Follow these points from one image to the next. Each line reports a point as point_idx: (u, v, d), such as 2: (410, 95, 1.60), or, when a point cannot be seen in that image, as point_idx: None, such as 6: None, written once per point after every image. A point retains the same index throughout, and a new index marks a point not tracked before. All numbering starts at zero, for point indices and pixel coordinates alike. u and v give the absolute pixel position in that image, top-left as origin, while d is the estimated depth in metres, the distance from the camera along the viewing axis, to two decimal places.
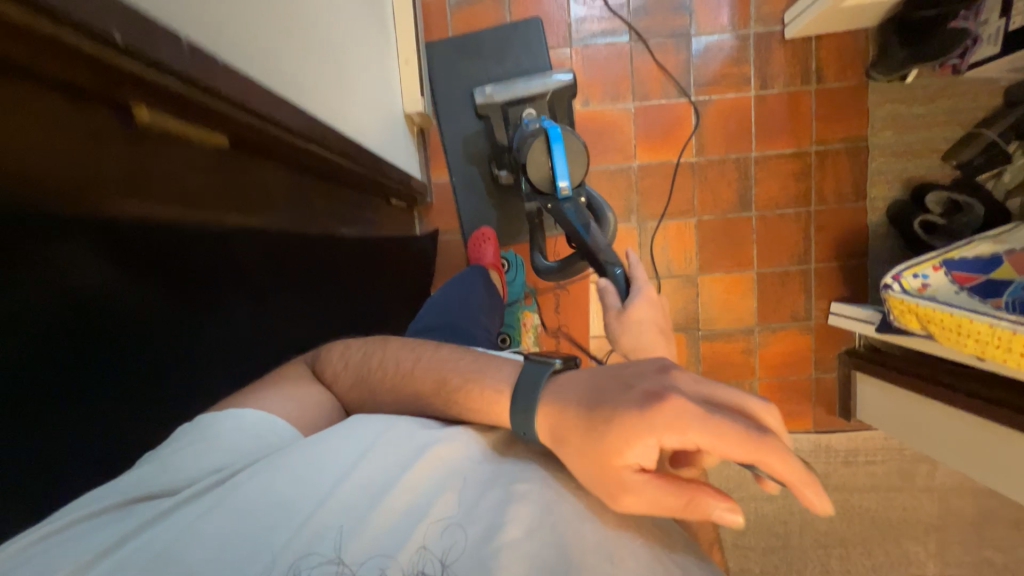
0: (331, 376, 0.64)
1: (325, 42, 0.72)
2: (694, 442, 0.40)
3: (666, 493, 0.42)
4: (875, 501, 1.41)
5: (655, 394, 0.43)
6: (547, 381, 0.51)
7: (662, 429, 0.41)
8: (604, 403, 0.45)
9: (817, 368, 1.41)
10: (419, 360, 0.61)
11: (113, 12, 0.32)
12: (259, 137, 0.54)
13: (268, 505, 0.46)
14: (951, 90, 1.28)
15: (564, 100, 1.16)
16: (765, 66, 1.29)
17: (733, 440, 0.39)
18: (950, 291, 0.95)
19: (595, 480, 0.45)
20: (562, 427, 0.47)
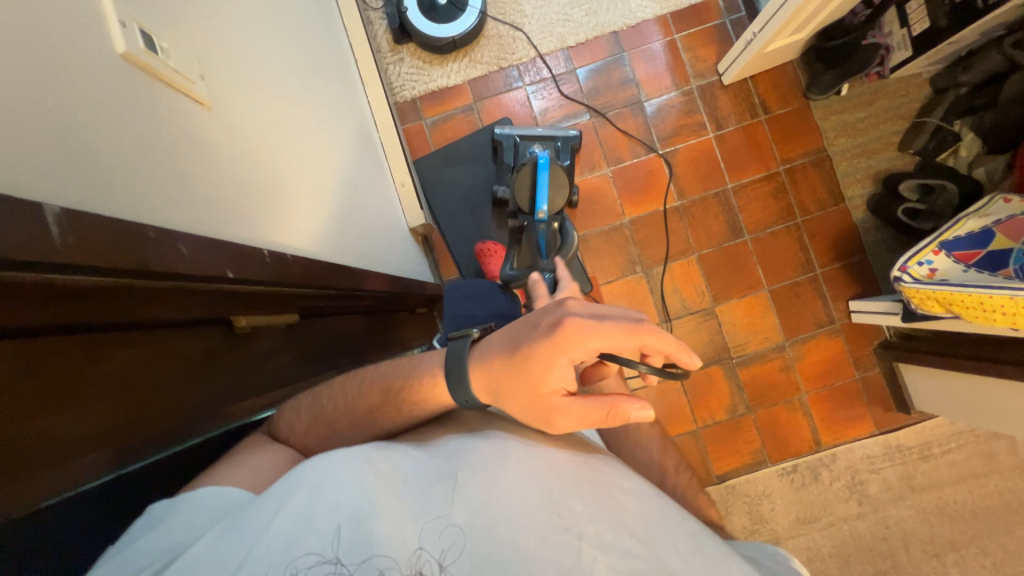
0: (288, 431, 0.52)
1: (325, 197, 0.80)
2: (594, 348, 0.47)
3: (592, 407, 0.49)
4: (969, 492, 1.33)
5: (556, 323, 0.48)
6: (471, 354, 0.53)
7: (572, 346, 0.47)
8: (519, 346, 0.49)
9: (859, 368, 1.40)
10: (364, 379, 0.55)
11: (223, 256, 0.38)
12: (319, 303, 0.59)
13: (212, 569, 0.39)
14: (883, 91, 1.42)
15: (569, 146, 1.31)
16: (715, 110, 1.43)
17: (632, 339, 0.47)
18: (960, 271, 0.99)
19: (529, 413, 0.51)
20: (495, 380, 0.51)
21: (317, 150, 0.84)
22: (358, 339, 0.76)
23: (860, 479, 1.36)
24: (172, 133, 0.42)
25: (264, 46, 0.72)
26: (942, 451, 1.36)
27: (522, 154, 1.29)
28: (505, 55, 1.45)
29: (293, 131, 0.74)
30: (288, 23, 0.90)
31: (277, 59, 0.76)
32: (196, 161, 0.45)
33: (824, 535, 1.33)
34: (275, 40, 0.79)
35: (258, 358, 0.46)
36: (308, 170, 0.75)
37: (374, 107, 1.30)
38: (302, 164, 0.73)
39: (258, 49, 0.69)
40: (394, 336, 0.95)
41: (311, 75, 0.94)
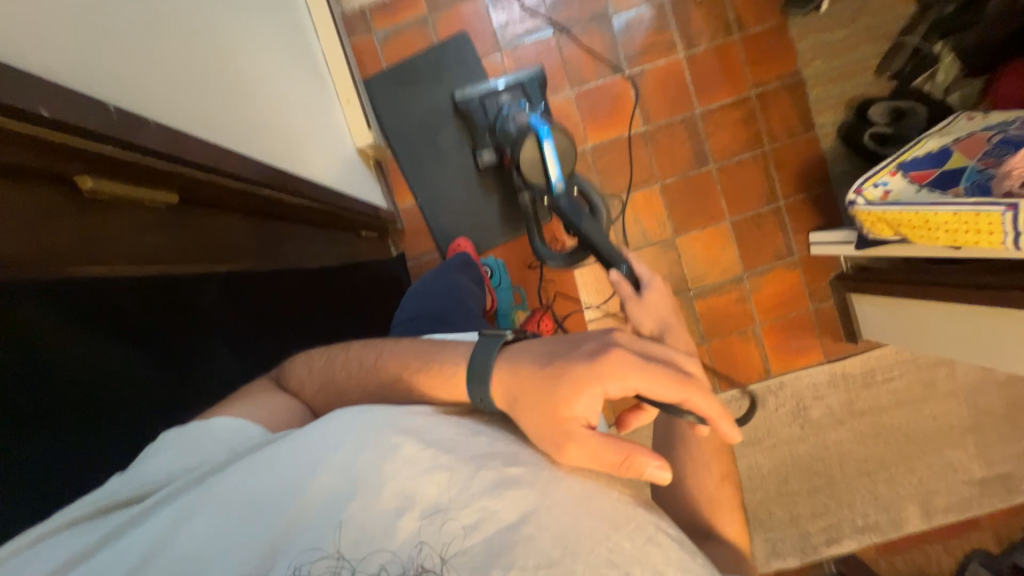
0: (297, 385, 0.61)
1: (248, 90, 0.74)
2: (632, 385, 0.51)
3: (612, 448, 0.50)
4: (905, 417, 1.40)
5: (599, 351, 0.53)
6: (497, 351, 0.56)
7: (611, 381, 0.51)
8: (558, 362, 0.53)
9: (813, 300, 1.42)
10: (381, 352, 0.62)
11: (37, 91, 0.34)
12: (215, 192, 0.56)
13: (248, 501, 0.42)
14: (866, 8, 1.32)
15: (535, 86, 1.22)
16: (687, 26, 1.34)
17: (676, 388, 0.52)
18: (911, 191, 0.97)
19: (541, 435, 0.51)
20: (517, 387, 0.53)
21: (238, 39, 0.76)
22: (281, 246, 0.73)
23: (804, 405, 1.41)
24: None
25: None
26: (884, 379, 1.41)
27: (492, 112, 1.26)
28: None
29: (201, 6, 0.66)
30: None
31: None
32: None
33: (765, 456, 1.40)
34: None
35: (119, 229, 0.43)
36: (222, 52, 0.68)
37: (314, 13, 1.19)
38: (214, 44, 0.66)
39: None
40: (334, 251, 0.93)
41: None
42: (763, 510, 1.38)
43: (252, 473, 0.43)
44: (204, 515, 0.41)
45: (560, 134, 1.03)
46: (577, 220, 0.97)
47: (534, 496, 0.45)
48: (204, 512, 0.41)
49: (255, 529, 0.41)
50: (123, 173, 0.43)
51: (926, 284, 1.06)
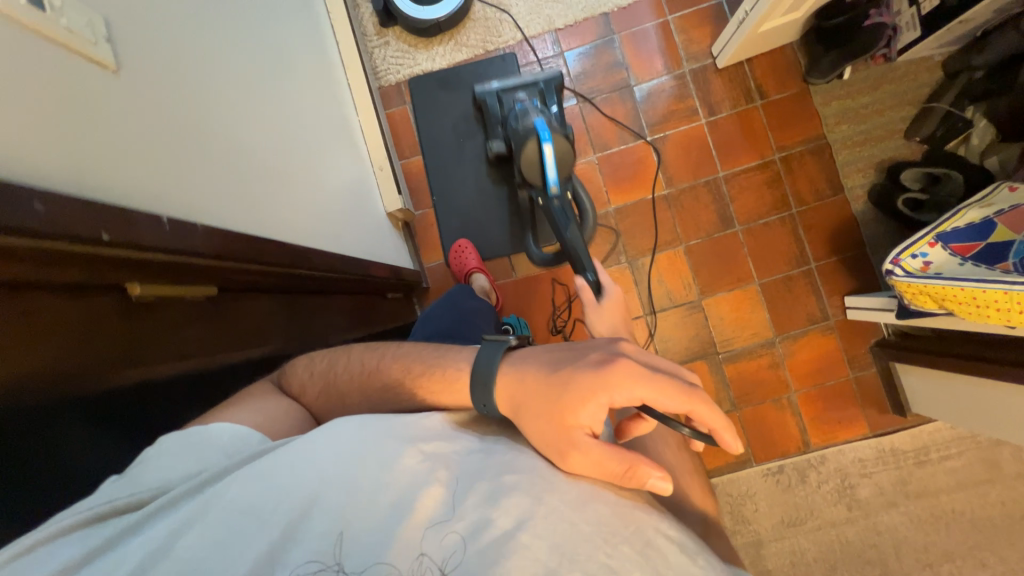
0: (299, 388, 0.59)
1: (288, 174, 0.79)
2: (639, 396, 0.47)
3: (614, 455, 0.47)
4: (969, 502, 1.26)
5: (606, 360, 0.49)
6: (501, 357, 0.53)
7: (613, 382, 0.48)
8: (562, 369, 0.50)
9: (854, 367, 1.34)
10: (385, 355, 0.60)
11: (100, 217, 0.37)
12: (249, 277, 0.58)
13: (244, 510, 0.41)
14: (891, 75, 1.33)
15: (552, 83, 1.17)
16: (708, 95, 1.37)
17: (682, 399, 0.48)
18: (955, 264, 0.93)
19: (544, 441, 0.48)
20: (522, 393, 0.50)
21: (285, 129, 0.82)
22: (310, 320, 0.75)
23: (850, 482, 1.30)
24: (79, 103, 0.41)
25: (222, 13, 0.71)
26: (940, 456, 1.29)
27: (506, 106, 1.21)
28: (490, 37, 1.42)
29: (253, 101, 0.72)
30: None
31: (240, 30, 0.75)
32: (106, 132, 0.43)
33: (809, 539, 1.28)
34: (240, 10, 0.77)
35: (159, 325, 0.45)
36: (269, 142, 0.74)
37: (354, 90, 1.28)
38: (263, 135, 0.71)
39: (210, 16, 0.67)
40: (360, 317, 0.95)
41: (284, 54, 0.93)
42: None
43: (252, 480, 0.42)
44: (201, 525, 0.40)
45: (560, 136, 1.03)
46: (566, 227, 1.02)
47: (539, 505, 0.41)
48: (204, 521, 0.40)
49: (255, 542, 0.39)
50: (168, 274, 0.46)
51: (977, 362, 0.99)
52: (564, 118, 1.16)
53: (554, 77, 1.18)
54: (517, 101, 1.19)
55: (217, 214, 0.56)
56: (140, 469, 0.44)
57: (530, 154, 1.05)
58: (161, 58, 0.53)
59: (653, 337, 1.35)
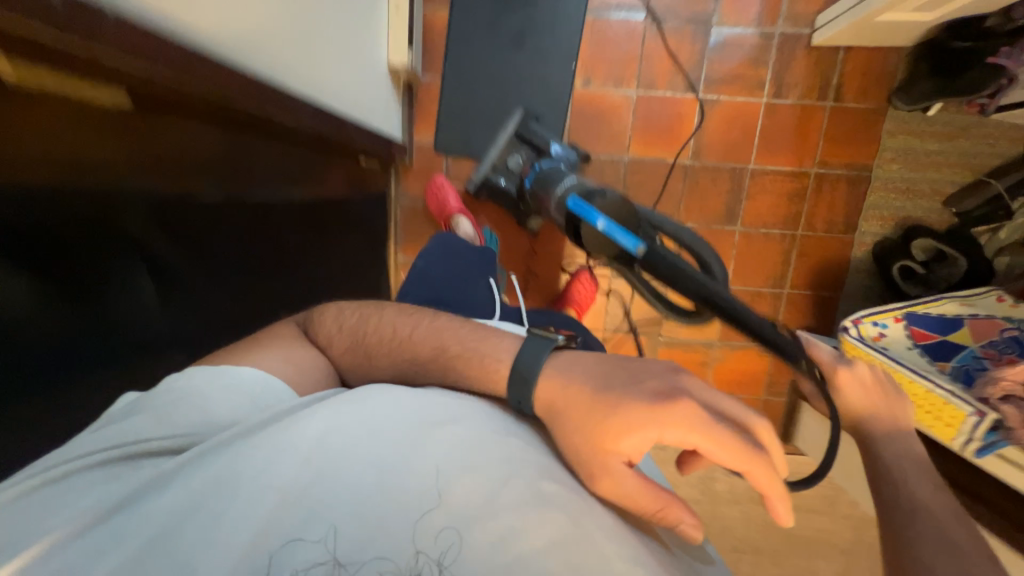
0: (325, 339, 0.63)
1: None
2: (693, 440, 0.46)
3: (643, 487, 0.48)
4: (796, 519, 1.43)
5: (667, 394, 0.49)
6: (548, 356, 0.56)
7: (669, 418, 0.47)
8: (612, 392, 0.50)
9: (768, 391, 1.41)
10: (420, 324, 0.64)
11: None
12: (183, 98, 0.49)
13: (274, 485, 0.43)
14: (974, 129, 1.18)
15: (528, 125, 1.10)
16: (784, 72, 1.19)
17: (737, 457, 0.46)
18: (904, 346, 0.94)
19: (581, 457, 0.50)
20: (565, 401, 0.52)
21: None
22: (253, 166, 0.67)
23: (713, 475, 1.47)
24: None
25: None
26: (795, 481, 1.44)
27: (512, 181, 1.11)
28: None
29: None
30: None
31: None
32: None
33: None
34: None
35: None
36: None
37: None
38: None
39: None
40: (318, 176, 0.87)
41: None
42: None
43: (266, 456, 0.44)
44: (220, 498, 0.42)
45: (610, 197, 0.69)
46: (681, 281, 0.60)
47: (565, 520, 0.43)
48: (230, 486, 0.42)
49: (264, 524, 0.41)
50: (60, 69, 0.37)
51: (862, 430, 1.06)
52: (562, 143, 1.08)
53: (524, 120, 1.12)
54: (516, 168, 1.08)
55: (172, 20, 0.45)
56: (166, 407, 0.49)
57: (590, 245, 0.69)
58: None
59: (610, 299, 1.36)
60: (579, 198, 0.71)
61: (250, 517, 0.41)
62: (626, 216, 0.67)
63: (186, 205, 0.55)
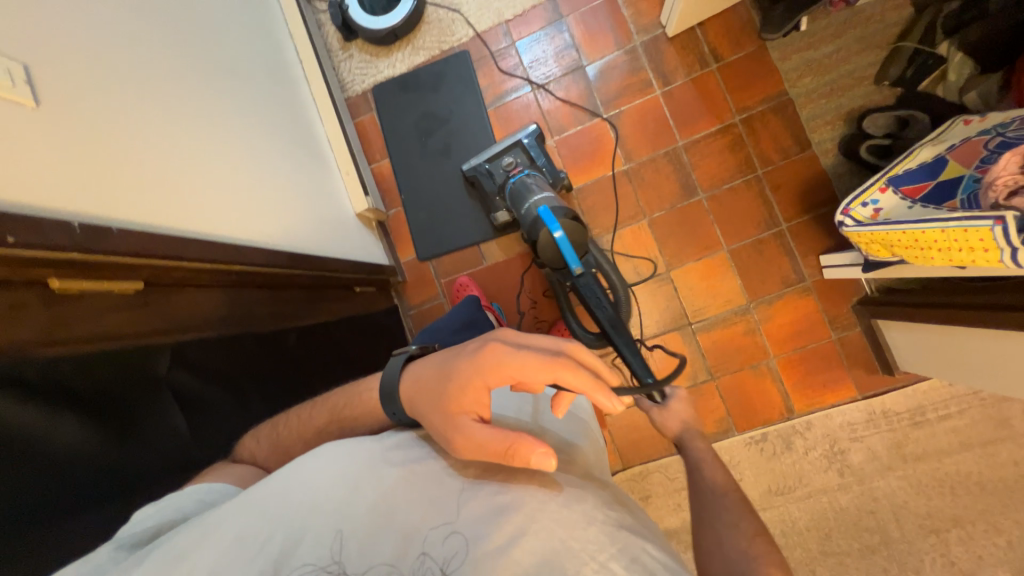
0: (249, 455, 0.67)
1: (237, 181, 0.89)
2: (508, 373, 0.58)
3: (495, 434, 0.55)
4: (975, 462, 1.19)
5: (479, 346, 0.61)
6: (402, 370, 0.68)
7: (483, 363, 0.59)
8: (448, 363, 0.62)
9: (836, 329, 1.27)
10: (316, 405, 0.71)
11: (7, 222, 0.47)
12: (179, 275, 0.68)
13: (256, 527, 0.49)
14: (854, 19, 1.26)
15: (535, 142, 1.30)
16: (661, 65, 1.36)
17: (541, 369, 0.58)
18: (904, 208, 0.89)
19: (441, 428, 0.59)
20: (417, 393, 0.63)
21: (235, 141, 0.93)
22: (261, 310, 0.84)
23: (840, 448, 1.25)
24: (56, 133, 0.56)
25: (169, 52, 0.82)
26: (939, 417, 1.21)
27: (498, 177, 1.31)
28: (445, 37, 1.48)
29: (192, 115, 0.82)
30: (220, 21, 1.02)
31: (188, 55, 0.87)
32: (32, 135, 0.54)
33: (800, 508, 1.26)
34: (190, 38, 0.89)
35: (86, 313, 0.55)
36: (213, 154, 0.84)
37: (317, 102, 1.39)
38: (198, 145, 0.81)
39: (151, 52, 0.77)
40: (324, 300, 1.06)
41: (243, 73, 1.05)
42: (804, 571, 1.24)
43: (241, 509, 0.51)
44: (219, 536, 0.48)
45: (567, 221, 1.07)
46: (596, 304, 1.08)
47: (524, 518, 0.49)
48: (221, 537, 0.48)
49: (241, 558, 0.47)
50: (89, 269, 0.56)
51: (949, 310, 0.95)
52: (554, 171, 1.30)
53: (532, 134, 1.32)
54: (506, 167, 1.29)
55: (132, 216, 0.64)
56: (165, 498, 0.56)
57: (544, 244, 1.08)
58: (85, 84, 0.63)
59: None
60: (552, 211, 1.07)
61: (247, 550, 0.47)
62: (574, 236, 1.07)
63: (205, 349, 0.69)
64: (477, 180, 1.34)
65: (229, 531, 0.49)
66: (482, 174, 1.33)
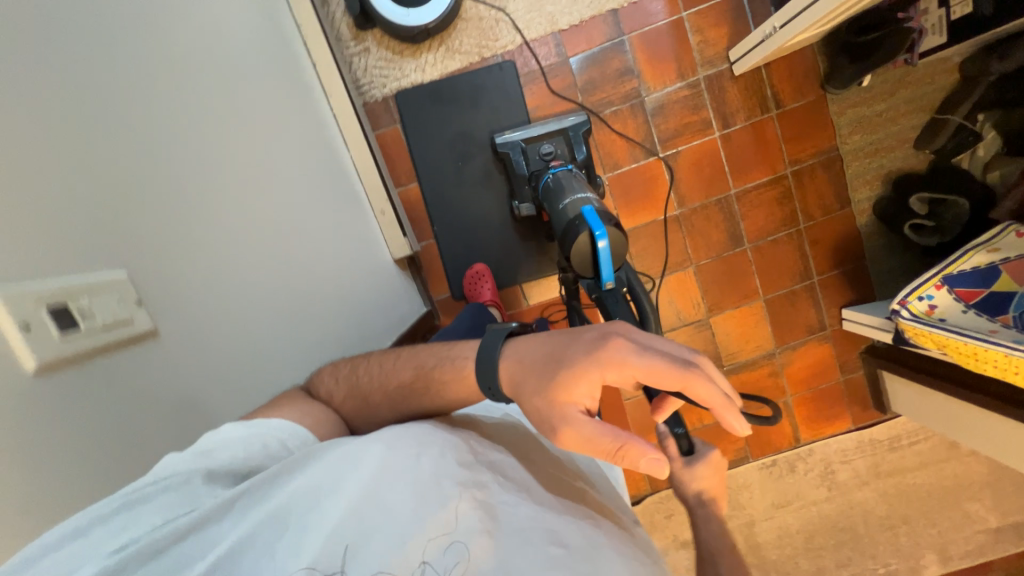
0: (326, 395, 0.63)
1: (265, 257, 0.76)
2: (632, 374, 0.49)
3: (602, 431, 0.49)
4: (927, 476, 1.48)
5: (601, 339, 0.52)
6: (501, 346, 0.57)
7: (605, 358, 0.50)
8: (556, 348, 0.53)
9: (843, 371, 1.44)
10: (400, 355, 0.65)
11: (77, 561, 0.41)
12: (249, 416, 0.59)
13: (311, 510, 0.43)
14: (908, 80, 1.28)
15: (581, 134, 1.18)
16: (723, 105, 1.29)
17: (668, 379, 0.48)
18: (959, 311, 0.99)
19: (541, 414, 0.52)
20: (520, 372, 0.54)
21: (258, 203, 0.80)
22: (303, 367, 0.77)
23: (831, 468, 1.48)
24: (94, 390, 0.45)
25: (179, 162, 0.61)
26: (909, 442, 1.47)
27: (533, 162, 1.20)
28: (487, 42, 1.26)
29: (221, 201, 0.70)
30: (214, 31, 0.81)
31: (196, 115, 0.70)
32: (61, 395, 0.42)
33: (794, 517, 1.49)
34: (190, 86, 0.71)
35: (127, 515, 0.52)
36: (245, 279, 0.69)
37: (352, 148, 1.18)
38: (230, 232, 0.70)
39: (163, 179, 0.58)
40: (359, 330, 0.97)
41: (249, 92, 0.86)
42: (793, 564, 1.49)
43: (308, 488, 0.45)
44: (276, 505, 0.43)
45: (612, 227, 0.93)
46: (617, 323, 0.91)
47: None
48: (277, 509, 0.43)
49: (291, 528, 0.42)
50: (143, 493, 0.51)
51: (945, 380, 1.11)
52: (592, 171, 1.22)
53: (581, 124, 1.20)
54: (545, 154, 1.19)
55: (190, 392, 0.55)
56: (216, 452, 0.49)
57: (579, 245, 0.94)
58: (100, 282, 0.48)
59: None
60: (596, 214, 0.94)
61: (298, 521, 0.43)
62: (615, 248, 0.93)
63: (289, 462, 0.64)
64: (508, 156, 1.21)
65: (283, 506, 0.43)
66: (518, 152, 1.20)
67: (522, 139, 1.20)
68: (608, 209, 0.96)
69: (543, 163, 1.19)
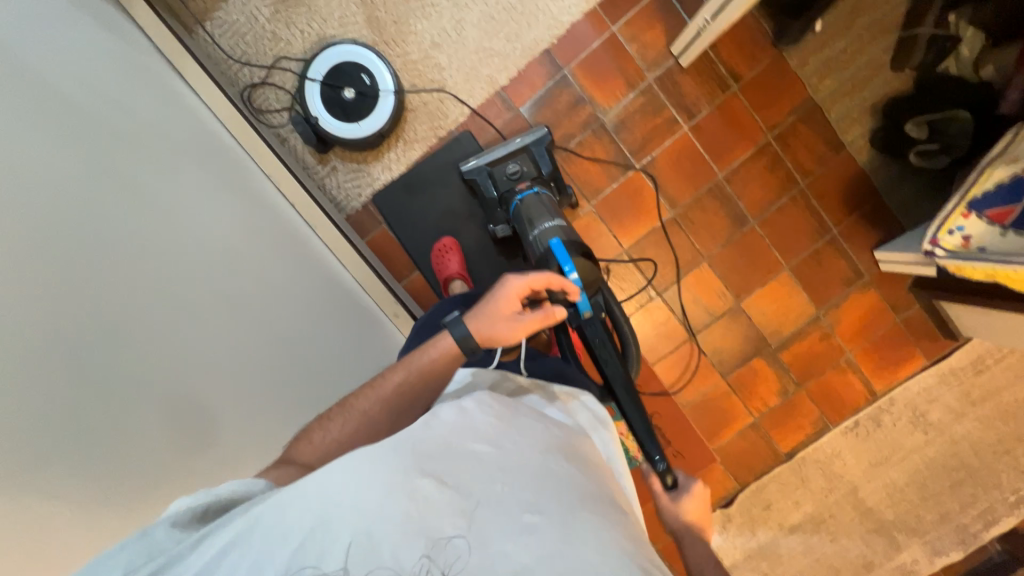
0: (321, 434, 0.72)
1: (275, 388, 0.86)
2: (529, 284, 0.82)
3: (535, 318, 0.82)
4: None
5: (503, 281, 0.83)
6: (462, 320, 0.80)
7: (511, 286, 0.82)
8: (487, 301, 0.81)
9: (899, 311, 1.36)
10: (391, 375, 0.79)
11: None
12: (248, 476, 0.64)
13: (285, 533, 0.47)
14: (861, 7, 1.23)
15: (542, 147, 1.21)
16: (681, 99, 1.28)
17: (541, 277, 0.83)
18: (996, 235, 0.94)
19: (502, 332, 0.80)
20: (481, 325, 0.79)
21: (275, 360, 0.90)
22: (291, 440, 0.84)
23: (921, 411, 1.40)
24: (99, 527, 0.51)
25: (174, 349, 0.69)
26: (995, 360, 1.37)
27: (500, 183, 1.21)
28: (438, 122, 1.30)
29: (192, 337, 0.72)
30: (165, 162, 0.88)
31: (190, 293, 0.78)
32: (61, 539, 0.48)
33: (898, 470, 1.42)
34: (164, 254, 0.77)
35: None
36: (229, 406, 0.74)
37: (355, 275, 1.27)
38: (240, 398, 0.79)
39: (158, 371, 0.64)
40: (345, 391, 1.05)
41: (207, 210, 0.92)
42: (912, 516, 1.42)
43: (291, 508, 0.48)
44: (251, 532, 0.47)
45: (580, 258, 0.93)
46: (602, 353, 0.90)
47: (553, 544, 0.50)
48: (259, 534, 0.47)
49: (270, 540, 0.47)
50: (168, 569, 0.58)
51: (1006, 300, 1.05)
52: (559, 182, 1.23)
53: (541, 137, 1.22)
54: (510, 173, 1.20)
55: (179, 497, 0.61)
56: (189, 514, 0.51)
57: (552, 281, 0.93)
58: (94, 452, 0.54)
59: (706, 354, 1.40)
60: (563, 246, 0.94)
61: (276, 534, 0.47)
62: (586, 277, 0.92)
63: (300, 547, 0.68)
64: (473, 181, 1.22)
65: (264, 524, 0.47)
66: (483, 176, 1.22)
67: (484, 163, 1.21)
68: (574, 238, 0.97)
69: (508, 184, 1.20)
